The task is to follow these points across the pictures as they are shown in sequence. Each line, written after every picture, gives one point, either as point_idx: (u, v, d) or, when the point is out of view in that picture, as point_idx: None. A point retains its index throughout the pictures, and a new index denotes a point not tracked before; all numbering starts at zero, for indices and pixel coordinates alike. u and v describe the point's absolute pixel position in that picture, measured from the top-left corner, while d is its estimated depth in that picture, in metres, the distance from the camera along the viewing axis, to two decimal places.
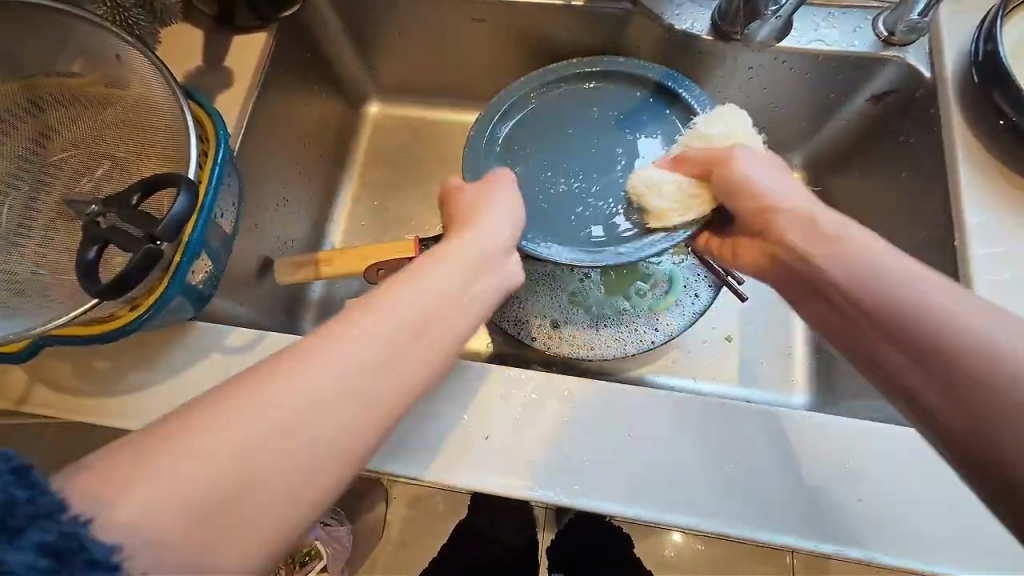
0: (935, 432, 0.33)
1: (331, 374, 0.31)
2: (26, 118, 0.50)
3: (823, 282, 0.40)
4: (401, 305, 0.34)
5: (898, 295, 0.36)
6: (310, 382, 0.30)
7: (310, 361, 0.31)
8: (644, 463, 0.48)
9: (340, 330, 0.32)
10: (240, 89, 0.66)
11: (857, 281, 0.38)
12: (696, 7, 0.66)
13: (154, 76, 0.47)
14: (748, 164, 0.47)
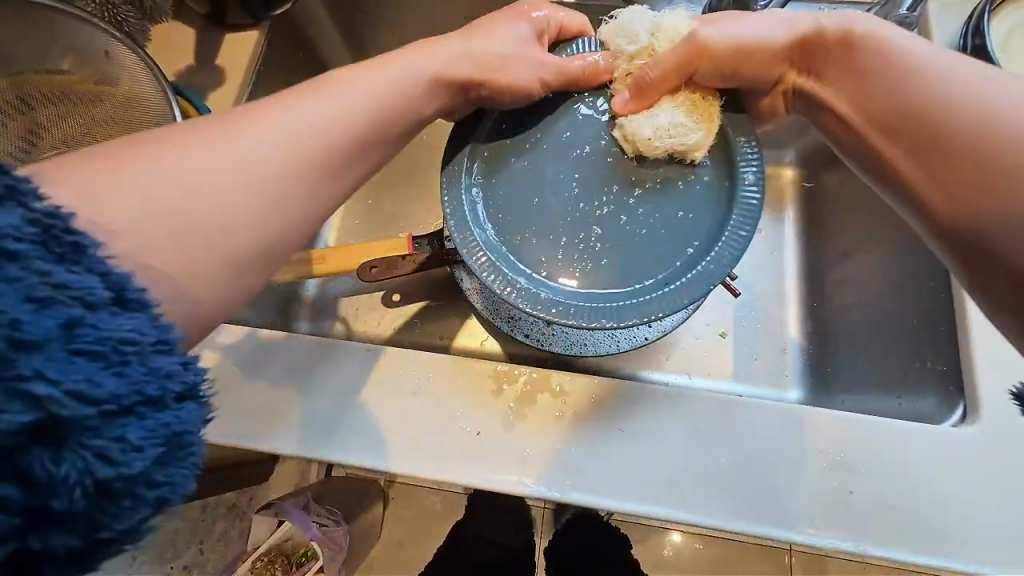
0: (933, 220, 0.40)
1: (240, 155, 0.32)
2: (14, 115, 0.49)
3: (856, 105, 0.44)
4: (302, 104, 0.36)
5: (917, 96, 0.40)
6: (233, 154, 0.32)
7: (228, 138, 0.33)
8: (636, 457, 0.48)
9: (242, 123, 0.33)
10: (232, 87, 0.66)
11: (893, 94, 0.42)
12: (687, 4, 0.66)
13: (142, 72, 0.47)
14: (735, 26, 0.48)
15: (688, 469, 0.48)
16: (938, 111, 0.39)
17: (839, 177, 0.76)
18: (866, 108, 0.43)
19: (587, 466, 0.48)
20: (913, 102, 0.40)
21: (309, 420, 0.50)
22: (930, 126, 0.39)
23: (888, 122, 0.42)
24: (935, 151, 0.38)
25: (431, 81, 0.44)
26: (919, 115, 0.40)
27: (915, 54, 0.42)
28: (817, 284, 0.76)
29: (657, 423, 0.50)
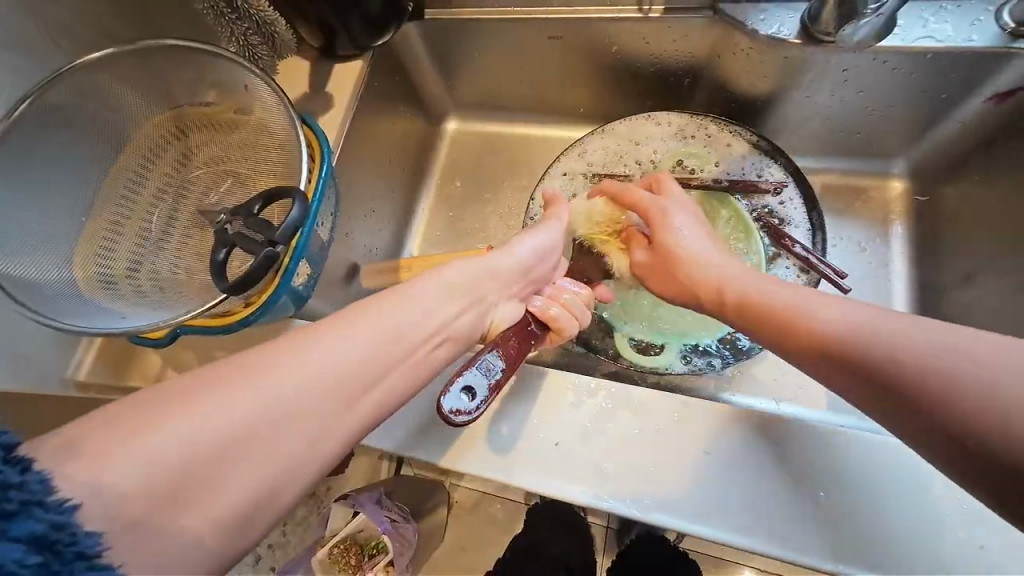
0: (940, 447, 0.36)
1: (333, 360, 0.36)
2: (173, 142, 0.59)
3: (851, 338, 0.40)
4: (427, 294, 0.43)
5: (896, 341, 0.38)
6: (320, 357, 0.36)
7: (316, 341, 0.36)
8: (725, 484, 0.46)
9: (340, 327, 0.38)
10: (338, 111, 0.74)
11: (866, 326, 0.40)
12: (783, 10, 0.63)
13: (274, 102, 0.54)
14: (676, 221, 0.55)
15: (778, 503, 0.45)
16: (939, 383, 0.35)
17: (956, 192, 0.69)
18: (849, 365, 0.40)
19: (668, 488, 0.47)
20: (917, 385, 0.36)
21: (397, 420, 0.53)
22: (923, 392, 0.36)
23: (889, 410, 0.38)
24: (910, 413, 0.37)
25: (514, 285, 0.52)
26: (897, 378, 0.37)
27: (882, 343, 0.39)
28: (932, 304, 0.70)
29: (744, 450, 0.47)
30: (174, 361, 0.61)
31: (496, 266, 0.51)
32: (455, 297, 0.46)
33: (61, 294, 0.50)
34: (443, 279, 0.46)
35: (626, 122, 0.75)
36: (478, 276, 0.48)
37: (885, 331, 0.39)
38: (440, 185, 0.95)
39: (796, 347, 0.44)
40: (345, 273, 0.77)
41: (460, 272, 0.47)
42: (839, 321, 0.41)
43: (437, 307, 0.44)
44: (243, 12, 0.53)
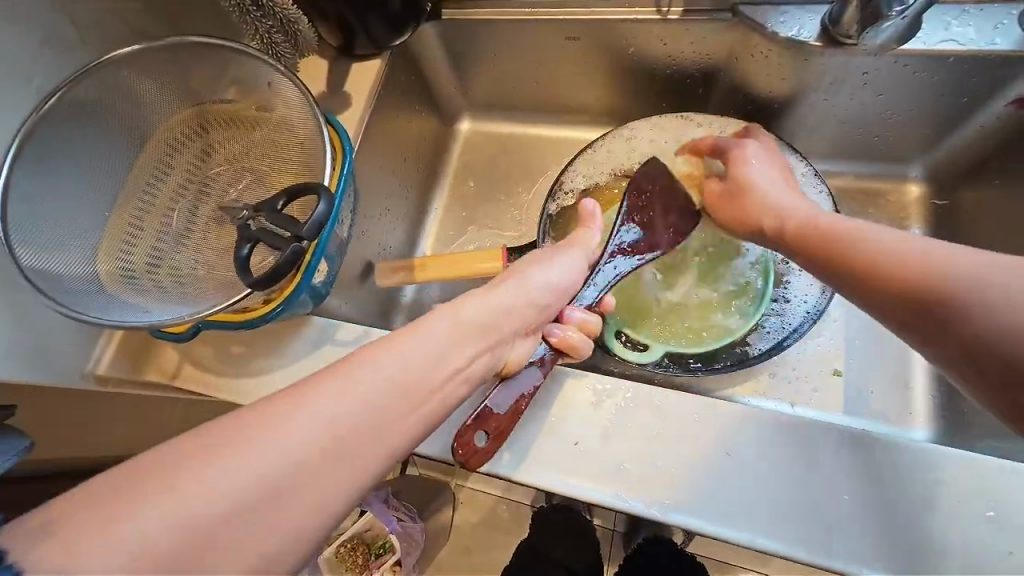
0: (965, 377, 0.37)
1: (328, 414, 0.33)
2: (195, 139, 0.59)
3: (884, 271, 0.41)
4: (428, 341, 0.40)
5: (943, 275, 0.38)
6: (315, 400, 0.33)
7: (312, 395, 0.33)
8: (745, 484, 0.46)
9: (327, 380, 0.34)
10: (358, 108, 0.74)
11: (912, 261, 0.40)
12: (804, 13, 0.63)
13: (298, 100, 0.54)
14: (747, 161, 0.58)
15: (805, 503, 0.45)
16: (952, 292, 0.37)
17: (974, 196, 0.69)
18: (889, 278, 0.41)
19: (694, 488, 0.46)
20: (935, 300, 0.38)
21: None
22: (939, 299, 0.37)
23: (899, 317, 0.40)
24: (926, 322, 0.38)
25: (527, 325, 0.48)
26: (922, 286, 0.38)
27: (930, 259, 0.39)
28: None
29: (769, 450, 0.47)
30: (192, 356, 0.61)
31: (506, 304, 0.47)
32: (463, 345, 0.42)
33: (84, 287, 0.50)
34: (457, 319, 0.43)
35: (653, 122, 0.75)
36: (492, 319, 0.45)
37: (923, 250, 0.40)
38: (453, 185, 0.95)
39: (843, 271, 0.44)
40: (360, 272, 0.77)
41: (472, 314, 0.44)
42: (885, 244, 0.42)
43: (445, 353, 0.40)
44: (268, 10, 0.53)
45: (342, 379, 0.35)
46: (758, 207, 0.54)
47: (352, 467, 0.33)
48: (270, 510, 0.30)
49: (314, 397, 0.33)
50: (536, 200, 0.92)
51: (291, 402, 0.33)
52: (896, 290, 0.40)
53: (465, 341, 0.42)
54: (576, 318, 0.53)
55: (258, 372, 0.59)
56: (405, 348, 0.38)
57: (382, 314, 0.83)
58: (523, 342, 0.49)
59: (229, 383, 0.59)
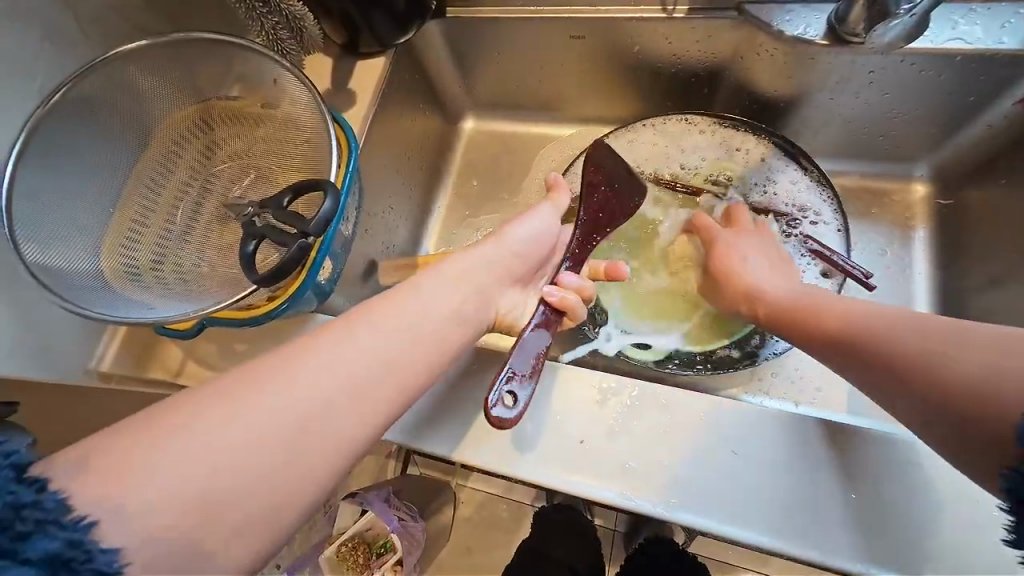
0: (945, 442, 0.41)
1: (341, 359, 0.39)
2: (199, 135, 0.59)
3: (861, 348, 0.45)
4: (421, 296, 0.45)
5: (916, 348, 0.42)
6: (325, 359, 0.39)
7: (322, 346, 0.39)
8: (751, 484, 0.46)
9: (340, 331, 0.41)
10: (362, 105, 0.74)
11: (886, 331, 0.44)
12: (810, 11, 0.63)
13: (302, 95, 0.54)
14: (744, 248, 0.62)
15: (809, 504, 0.45)
16: (915, 357, 0.42)
17: (980, 197, 0.69)
18: (862, 352, 0.45)
19: (696, 486, 0.46)
20: (895, 364, 0.43)
21: (420, 416, 0.52)
22: (902, 367, 0.42)
23: (871, 379, 0.45)
24: (897, 387, 0.43)
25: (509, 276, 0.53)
26: (887, 356, 0.43)
27: (897, 329, 0.44)
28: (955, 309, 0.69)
29: (772, 450, 0.47)
30: (195, 353, 0.61)
31: (489, 262, 0.51)
32: (447, 305, 0.46)
33: (88, 283, 0.50)
34: (445, 273, 0.48)
35: (657, 125, 0.75)
36: (475, 269, 0.50)
37: (891, 320, 0.45)
38: (456, 184, 0.95)
39: (821, 345, 0.49)
40: (363, 270, 0.77)
41: (455, 267, 0.49)
42: (861, 314, 0.47)
43: (422, 324, 0.43)
44: (274, 6, 0.53)
45: (326, 345, 0.39)
46: (740, 275, 0.59)
47: (326, 438, 0.37)
48: (254, 458, 0.35)
49: (301, 363, 0.38)
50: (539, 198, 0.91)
51: (282, 363, 0.38)
52: (869, 356, 0.45)
53: (448, 298, 0.46)
54: (573, 283, 0.54)
55: None
56: (382, 323, 0.42)
57: None
58: (509, 295, 0.54)
59: None
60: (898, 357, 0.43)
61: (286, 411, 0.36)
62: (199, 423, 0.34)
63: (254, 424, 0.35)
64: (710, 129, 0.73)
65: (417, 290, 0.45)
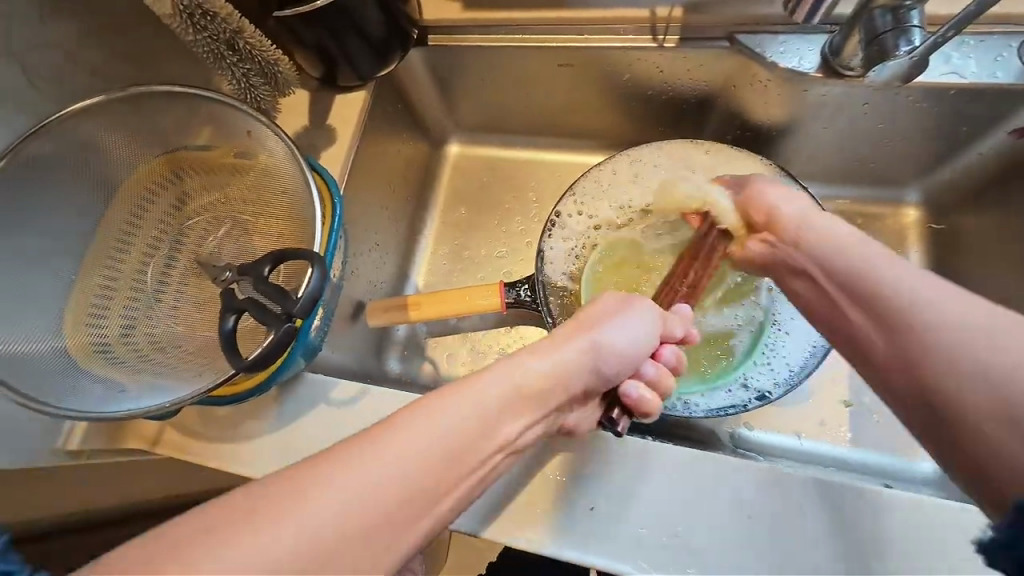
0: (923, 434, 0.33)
1: (396, 474, 0.30)
2: (167, 187, 0.54)
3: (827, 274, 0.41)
4: (505, 386, 0.38)
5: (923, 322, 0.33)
6: (383, 469, 0.30)
7: (390, 452, 0.30)
8: (764, 545, 0.45)
9: (414, 423, 0.33)
10: (344, 143, 0.71)
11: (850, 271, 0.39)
12: (803, 42, 0.62)
13: (282, 149, 0.51)
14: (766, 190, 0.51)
15: (832, 551, 0.44)
16: (949, 367, 0.31)
17: (973, 221, 0.69)
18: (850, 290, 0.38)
19: (712, 545, 0.46)
20: (948, 401, 0.31)
21: None
22: (935, 393, 0.32)
23: (893, 388, 0.35)
24: (937, 433, 0.32)
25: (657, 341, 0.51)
26: (924, 370, 0.32)
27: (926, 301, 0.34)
28: None
29: (806, 509, 0.46)
30: (174, 421, 0.57)
31: (604, 351, 0.46)
32: (556, 384, 0.42)
33: (53, 362, 0.46)
34: (540, 366, 0.41)
35: (657, 149, 0.74)
36: (581, 362, 0.44)
37: (920, 319, 0.33)
38: (443, 212, 0.91)
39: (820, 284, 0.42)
40: (350, 313, 0.74)
41: (573, 358, 0.44)
42: (890, 289, 0.35)
43: (521, 409, 0.39)
44: (246, 55, 0.49)
45: (454, 405, 0.35)
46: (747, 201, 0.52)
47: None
48: None
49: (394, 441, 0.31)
50: (531, 225, 0.89)
51: (396, 433, 0.32)
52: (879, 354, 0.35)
53: (562, 378, 0.43)
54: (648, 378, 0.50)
55: (247, 435, 0.55)
56: (490, 400, 0.37)
57: (375, 354, 0.79)
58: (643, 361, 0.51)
59: (216, 448, 0.55)
60: (944, 384, 0.31)
61: (404, 489, 0.30)
62: (292, 517, 0.26)
63: (365, 509, 0.28)
64: (707, 152, 0.72)
65: (523, 372, 0.40)
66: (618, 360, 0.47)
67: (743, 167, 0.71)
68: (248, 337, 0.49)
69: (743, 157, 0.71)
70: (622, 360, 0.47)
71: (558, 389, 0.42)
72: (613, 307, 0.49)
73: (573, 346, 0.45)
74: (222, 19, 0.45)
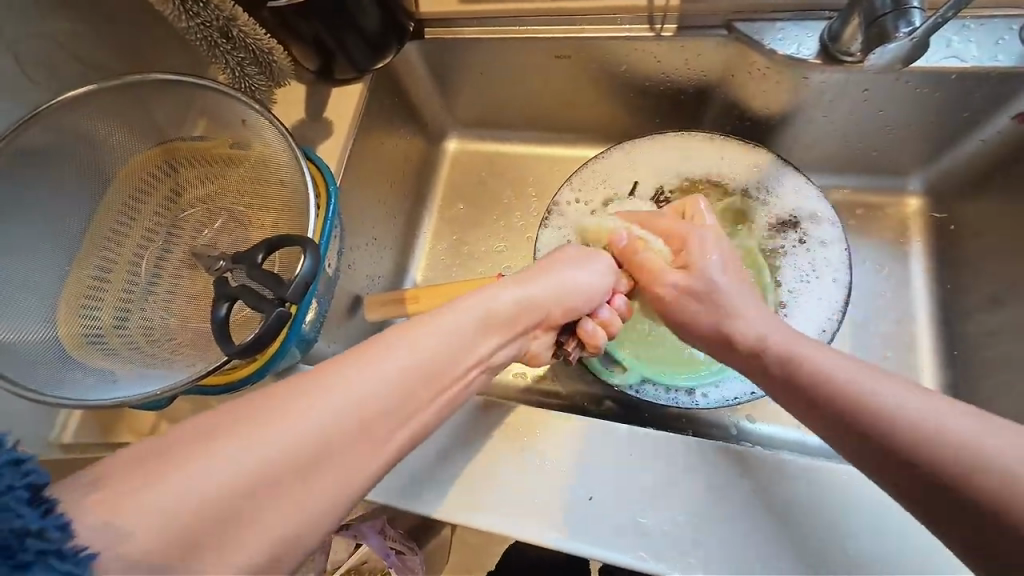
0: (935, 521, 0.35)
1: (390, 368, 0.35)
2: (162, 178, 0.54)
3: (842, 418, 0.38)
4: (500, 298, 0.44)
5: (899, 422, 0.36)
6: (376, 373, 0.34)
7: (385, 349, 0.35)
8: (768, 537, 0.44)
9: (416, 323, 0.38)
10: (341, 137, 0.71)
11: (873, 414, 0.37)
12: (801, 30, 0.62)
13: (276, 139, 0.51)
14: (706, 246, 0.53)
15: (835, 537, 0.44)
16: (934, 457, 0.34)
17: (977, 210, 0.68)
18: (866, 425, 0.37)
19: (714, 535, 0.45)
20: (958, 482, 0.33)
21: (420, 479, 0.50)
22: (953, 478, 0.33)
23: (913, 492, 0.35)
24: (912, 480, 0.35)
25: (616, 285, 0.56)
26: (908, 444, 0.35)
27: (906, 415, 0.36)
28: (955, 325, 0.69)
29: (807, 498, 0.45)
30: (168, 415, 0.56)
31: (572, 284, 0.50)
32: (525, 312, 0.46)
33: (45, 354, 0.46)
34: (518, 289, 0.46)
35: (653, 140, 0.73)
36: (551, 292, 0.49)
37: (955, 423, 0.35)
38: (441, 207, 0.91)
39: (836, 429, 0.39)
40: (347, 307, 0.73)
41: (539, 291, 0.48)
42: (841, 373, 0.40)
43: (497, 330, 0.43)
44: (239, 43, 0.48)
45: (451, 314, 0.40)
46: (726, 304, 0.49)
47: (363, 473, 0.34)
48: None
49: (376, 359, 0.34)
50: (530, 220, 0.88)
51: (396, 333, 0.37)
52: (879, 442, 0.37)
53: (528, 307, 0.46)
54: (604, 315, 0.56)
55: None
56: (462, 323, 0.40)
57: None
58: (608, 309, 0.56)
59: None
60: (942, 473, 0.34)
61: (397, 390, 0.34)
62: (250, 434, 0.29)
63: (331, 430, 0.31)
64: (702, 141, 0.72)
65: (494, 299, 0.43)
66: (583, 296, 0.52)
67: (738, 156, 0.71)
68: (241, 329, 0.49)
69: (738, 146, 0.71)
70: (583, 285, 0.52)
71: (526, 317, 0.46)
72: (581, 254, 0.54)
73: (541, 280, 0.49)
74: (215, 5, 0.45)
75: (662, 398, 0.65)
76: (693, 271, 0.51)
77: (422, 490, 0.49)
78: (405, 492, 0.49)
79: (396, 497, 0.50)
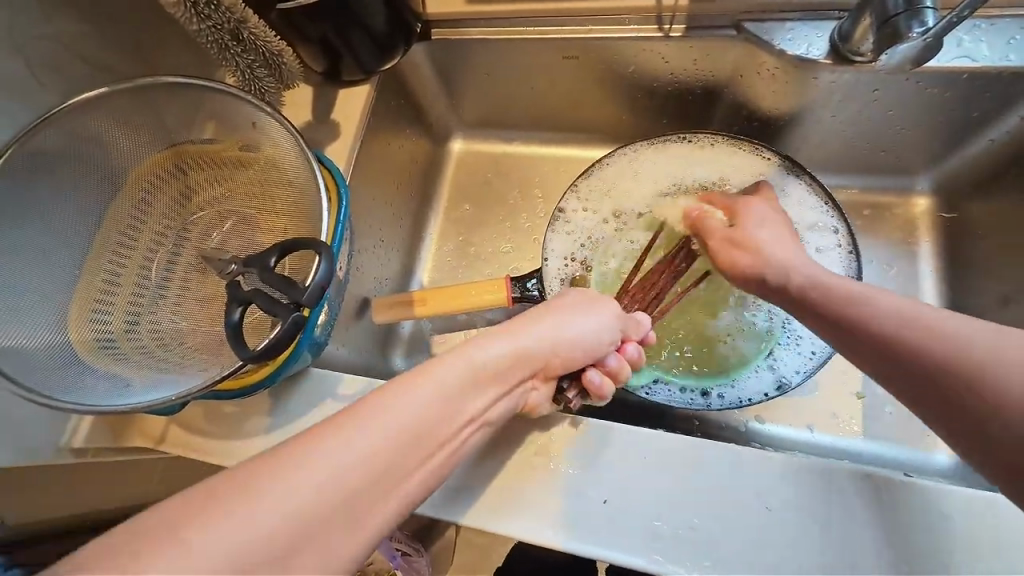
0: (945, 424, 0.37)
1: (396, 424, 0.34)
2: (171, 181, 0.54)
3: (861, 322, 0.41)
4: (496, 350, 0.41)
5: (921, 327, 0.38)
6: (384, 428, 0.33)
7: (390, 404, 0.34)
8: (783, 539, 0.44)
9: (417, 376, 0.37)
10: (348, 138, 0.70)
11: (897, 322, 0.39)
12: (811, 30, 0.62)
13: (286, 141, 0.50)
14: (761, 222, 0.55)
15: (851, 545, 0.43)
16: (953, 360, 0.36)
17: (986, 209, 0.68)
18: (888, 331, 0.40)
19: (729, 538, 0.45)
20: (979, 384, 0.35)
21: (433, 483, 0.49)
22: (936, 359, 0.37)
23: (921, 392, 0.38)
24: (924, 379, 0.37)
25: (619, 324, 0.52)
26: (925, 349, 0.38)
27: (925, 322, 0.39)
28: None
29: (822, 501, 0.45)
30: (178, 419, 0.56)
31: (568, 336, 0.46)
32: (514, 366, 0.42)
33: (56, 359, 0.46)
34: (512, 343, 0.43)
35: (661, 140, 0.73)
36: (546, 346, 0.45)
37: (970, 329, 0.37)
38: (447, 208, 0.90)
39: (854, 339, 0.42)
40: (355, 309, 0.73)
41: (531, 342, 0.44)
42: (869, 291, 0.43)
43: (493, 382, 0.41)
44: (250, 45, 0.48)
45: (450, 366, 0.38)
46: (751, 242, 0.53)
47: None
48: None
49: (392, 397, 0.34)
50: (536, 221, 0.88)
51: (400, 388, 0.35)
52: (891, 346, 0.39)
53: (520, 360, 0.43)
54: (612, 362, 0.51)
55: (250, 433, 0.54)
56: (464, 374, 0.38)
57: (381, 352, 0.78)
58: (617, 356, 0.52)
59: (223, 445, 0.54)
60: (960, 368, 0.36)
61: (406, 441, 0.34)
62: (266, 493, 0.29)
63: (343, 485, 0.30)
64: (710, 142, 0.72)
65: (481, 355, 0.40)
66: (575, 347, 0.47)
67: (747, 157, 0.71)
68: (253, 332, 0.49)
69: (747, 147, 0.71)
70: (579, 336, 0.47)
71: (516, 372, 0.43)
72: (582, 302, 0.50)
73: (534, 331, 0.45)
74: (226, 8, 0.45)
75: (672, 399, 0.65)
76: (751, 249, 0.53)
77: (436, 493, 0.49)
78: (418, 495, 0.49)
79: (408, 500, 0.49)
